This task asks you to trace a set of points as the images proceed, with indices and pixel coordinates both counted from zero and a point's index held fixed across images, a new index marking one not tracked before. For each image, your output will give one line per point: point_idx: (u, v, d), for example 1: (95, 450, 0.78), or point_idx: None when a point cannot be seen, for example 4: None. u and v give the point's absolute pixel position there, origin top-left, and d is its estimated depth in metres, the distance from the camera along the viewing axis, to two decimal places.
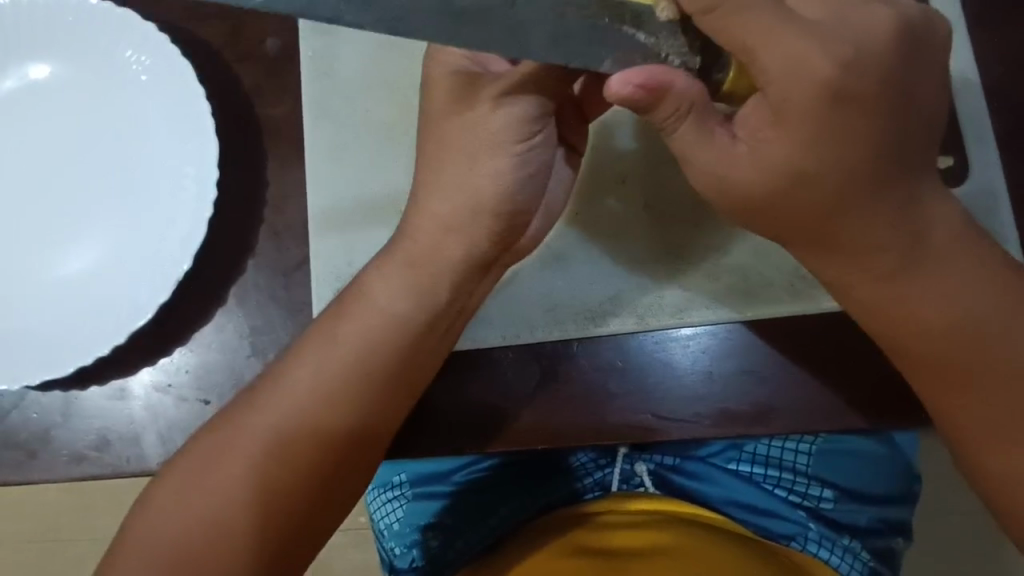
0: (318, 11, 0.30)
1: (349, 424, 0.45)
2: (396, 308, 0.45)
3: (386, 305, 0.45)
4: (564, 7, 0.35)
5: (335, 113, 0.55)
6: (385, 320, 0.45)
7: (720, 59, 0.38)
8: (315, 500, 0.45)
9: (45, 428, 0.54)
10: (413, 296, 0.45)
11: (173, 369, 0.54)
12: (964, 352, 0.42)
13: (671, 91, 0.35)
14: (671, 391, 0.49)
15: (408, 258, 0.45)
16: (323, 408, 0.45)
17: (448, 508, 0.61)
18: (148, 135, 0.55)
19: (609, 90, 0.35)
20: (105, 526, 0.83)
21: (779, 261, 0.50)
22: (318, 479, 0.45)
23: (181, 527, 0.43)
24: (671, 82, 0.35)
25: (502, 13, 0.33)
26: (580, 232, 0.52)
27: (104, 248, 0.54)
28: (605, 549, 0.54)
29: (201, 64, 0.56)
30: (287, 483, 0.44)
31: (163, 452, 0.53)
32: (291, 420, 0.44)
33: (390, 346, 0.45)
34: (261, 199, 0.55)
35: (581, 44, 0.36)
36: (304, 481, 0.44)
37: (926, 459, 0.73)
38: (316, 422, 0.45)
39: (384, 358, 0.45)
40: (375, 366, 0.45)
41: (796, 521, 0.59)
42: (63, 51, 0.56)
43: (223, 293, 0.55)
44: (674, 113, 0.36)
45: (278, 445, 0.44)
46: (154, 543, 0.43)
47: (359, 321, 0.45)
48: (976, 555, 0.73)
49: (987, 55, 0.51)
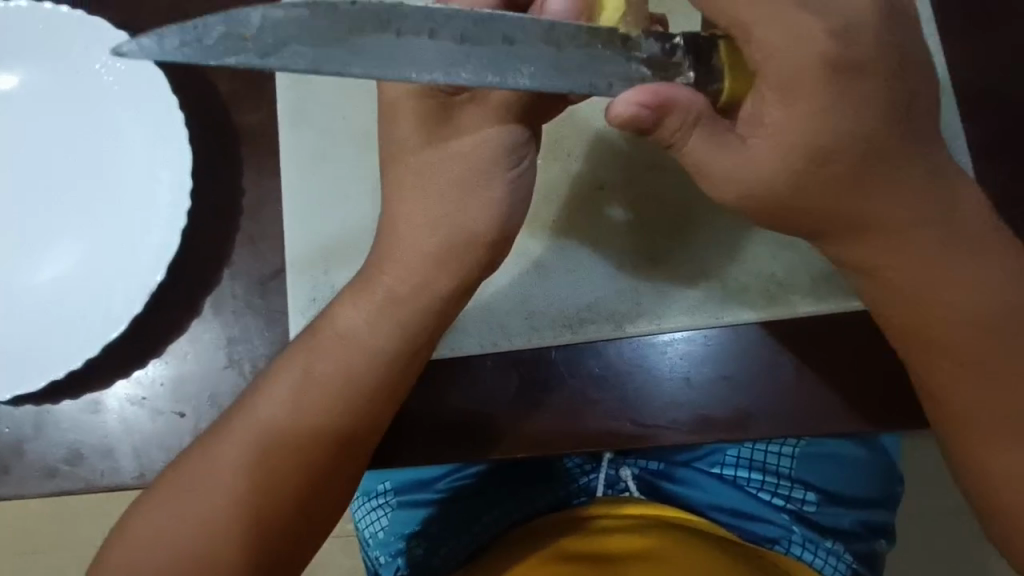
0: (325, 64, 0.34)
1: (326, 436, 0.44)
2: (370, 318, 0.44)
3: (359, 316, 0.44)
4: (563, 37, 0.36)
5: (313, 120, 0.54)
6: (358, 329, 0.44)
7: (713, 70, 0.37)
8: (294, 513, 0.44)
9: (18, 442, 0.53)
10: (386, 308, 0.44)
11: (148, 381, 0.54)
12: (939, 350, 0.42)
13: (675, 105, 0.36)
14: (651, 399, 0.49)
15: (380, 267, 0.44)
16: (298, 420, 0.44)
17: (432, 516, 0.60)
18: (121, 144, 0.54)
19: (614, 112, 0.35)
20: (86, 537, 0.82)
21: (756, 267, 0.50)
22: (296, 491, 0.44)
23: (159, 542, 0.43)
24: (672, 96, 0.35)
25: (503, 48, 0.35)
26: (559, 239, 0.52)
27: (77, 259, 0.53)
28: (596, 553, 0.54)
29: (174, 71, 0.55)
30: (262, 496, 0.44)
31: (139, 466, 0.52)
32: (268, 430, 0.44)
33: (365, 355, 0.44)
34: (236, 208, 0.54)
35: (585, 68, 0.36)
36: (278, 495, 0.44)
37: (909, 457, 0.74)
38: (292, 434, 0.44)
39: (359, 369, 0.44)
40: (352, 376, 0.44)
41: (780, 525, 0.59)
42: (33, 60, 0.55)
43: (198, 303, 0.54)
44: (682, 124, 0.36)
45: (253, 457, 0.44)
46: (137, 560, 0.43)
47: (332, 333, 0.45)
48: (960, 552, 0.74)
49: (961, 53, 0.51)
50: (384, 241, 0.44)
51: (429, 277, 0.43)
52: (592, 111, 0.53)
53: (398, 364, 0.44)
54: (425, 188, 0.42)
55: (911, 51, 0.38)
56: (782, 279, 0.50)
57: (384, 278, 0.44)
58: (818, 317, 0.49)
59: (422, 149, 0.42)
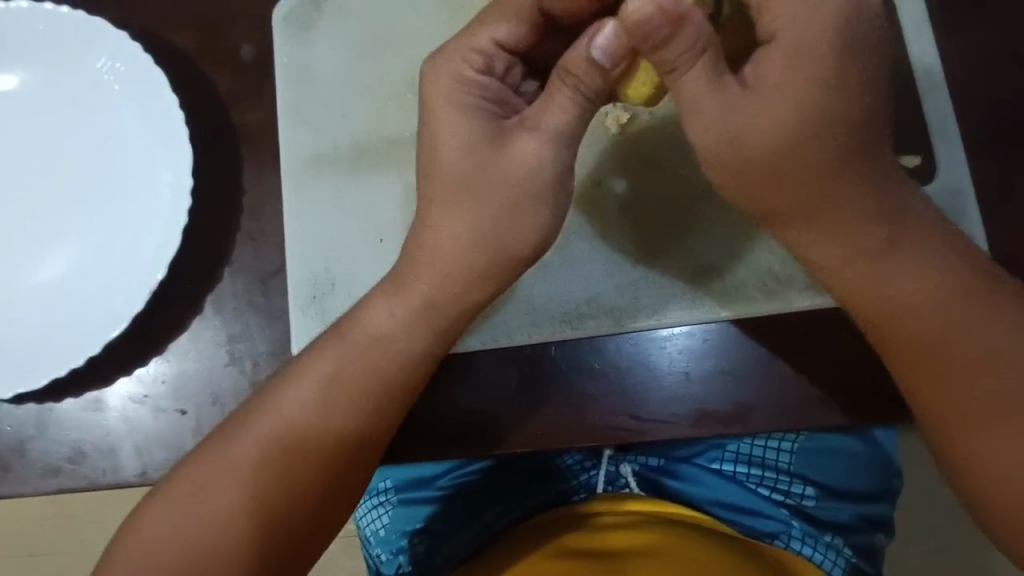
0: None
1: (344, 434, 0.44)
2: (393, 315, 0.44)
3: (383, 313, 0.44)
4: None
5: (313, 118, 0.55)
6: (386, 331, 0.44)
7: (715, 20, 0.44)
8: (299, 506, 0.44)
9: (20, 441, 0.54)
10: (411, 309, 0.44)
11: (150, 380, 0.54)
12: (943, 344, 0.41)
13: (688, 25, 0.36)
14: (650, 394, 0.49)
15: (407, 267, 0.44)
16: (319, 416, 0.44)
17: (433, 514, 0.60)
18: (121, 144, 0.54)
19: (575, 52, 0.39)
20: (85, 537, 0.82)
21: (754, 262, 0.50)
22: (305, 488, 0.44)
23: (174, 541, 0.43)
24: (690, 13, 0.36)
25: None
26: (556, 235, 0.52)
27: (78, 258, 0.53)
28: (600, 551, 0.55)
29: (177, 73, 0.56)
30: (266, 489, 0.44)
31: (140, 464, 0.52)
32: (276, 421, 0.44)
33: (395, 356, 0.44)
34: (236, 207, 0.55)
35: None
36: (283, 488, 0.44)
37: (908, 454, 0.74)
38: (316, 428, 0.44)
39: (389, 369, 0.44)
40: (379, 377, 0.44)
41: (779, 520, 0.59)
42: (35, 60, 0.55)
43: (199, 302, 0.54)
44: (689, 49, 0.36)
45: (255, 449, 0.44)
46: (140, 559, 0.43)
47: (360, 337, 0.44)
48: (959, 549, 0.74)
49: (952, 50, 0.52)
50: None
51: (434, 272, 0.43)
52: (591, 108, 0.53)
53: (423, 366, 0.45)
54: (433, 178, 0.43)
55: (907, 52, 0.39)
56: (779, 274, 0.50)
57: (416, 281, 0.43)
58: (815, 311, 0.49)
59: (438, 147, 0.42)
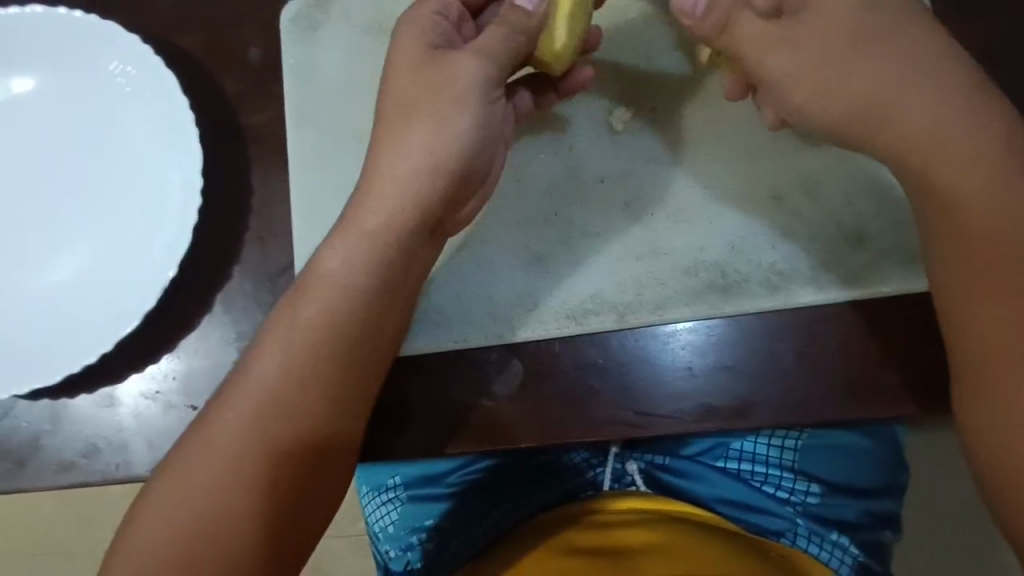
0: None
1: (313, 403, 0.44)
2: (347, 258, 0.44)
3: (337, 255, 0.44)
4: None
5: (319, 119, 0.55)
6: (336, 274, 0.44)
7: None
8: (292, 489, 0.44)
9: (34, 436, 0.55)
10: (359, 244, 0.44)
11: (161, 376, 0.55)
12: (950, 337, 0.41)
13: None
14: (654, 389, 0.49)
15: (354, 208, 0.45)
16: (284, 381, 0.44)
17: (445, 511, 0.60)
18: (132, 145, 0.55)
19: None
20: (98, 534, 0.83)
21: (757, 258, 0.51)
22: (295, 473, 0.44)
23: (162, 536, 0.42)
24: None
25: None
26: (560, 232, 0.52)
27: (91, 258, 0.54)
28: (610, 548, 0.55)
29: (186, 75, 0.57)
30: (261, 474, 0.43)
31: (152, 459, 0.53)
32: (271, 403, 0.43)
33: (351, 305, 0.44)
34: (245, 207, 0.56)
35: None
36: (278, 469, 0.43)
37: (931, 458, 0.71)
38: (283, 392, 0.44)
39: (342, 310, 0.44)
40: (330, 321, 0.44)
41: (786, 518, 0.58)
42: (49, 64, 0.56)
43: (208, 300, 0.55)
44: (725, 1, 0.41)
45: (253, 436, 0.43)
46: (135, 564, 0.41)
47: (313, 284, 0.45)
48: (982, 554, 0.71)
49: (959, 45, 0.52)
50: (388, 223, 0.44)
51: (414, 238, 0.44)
52: (592, 105, 0.54)
53: (376, 306, 0.45)
54: (426, 156, 0.44)
55: (888, 47, 0.41)
56: (782, 270, 0.50)
57: (357, 216, 0.44)
58: (817, 305, 0.49)
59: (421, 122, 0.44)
